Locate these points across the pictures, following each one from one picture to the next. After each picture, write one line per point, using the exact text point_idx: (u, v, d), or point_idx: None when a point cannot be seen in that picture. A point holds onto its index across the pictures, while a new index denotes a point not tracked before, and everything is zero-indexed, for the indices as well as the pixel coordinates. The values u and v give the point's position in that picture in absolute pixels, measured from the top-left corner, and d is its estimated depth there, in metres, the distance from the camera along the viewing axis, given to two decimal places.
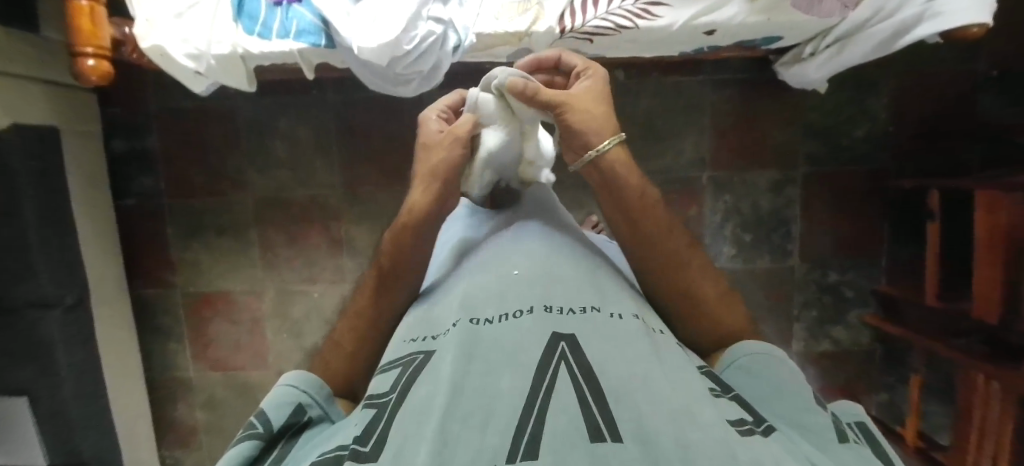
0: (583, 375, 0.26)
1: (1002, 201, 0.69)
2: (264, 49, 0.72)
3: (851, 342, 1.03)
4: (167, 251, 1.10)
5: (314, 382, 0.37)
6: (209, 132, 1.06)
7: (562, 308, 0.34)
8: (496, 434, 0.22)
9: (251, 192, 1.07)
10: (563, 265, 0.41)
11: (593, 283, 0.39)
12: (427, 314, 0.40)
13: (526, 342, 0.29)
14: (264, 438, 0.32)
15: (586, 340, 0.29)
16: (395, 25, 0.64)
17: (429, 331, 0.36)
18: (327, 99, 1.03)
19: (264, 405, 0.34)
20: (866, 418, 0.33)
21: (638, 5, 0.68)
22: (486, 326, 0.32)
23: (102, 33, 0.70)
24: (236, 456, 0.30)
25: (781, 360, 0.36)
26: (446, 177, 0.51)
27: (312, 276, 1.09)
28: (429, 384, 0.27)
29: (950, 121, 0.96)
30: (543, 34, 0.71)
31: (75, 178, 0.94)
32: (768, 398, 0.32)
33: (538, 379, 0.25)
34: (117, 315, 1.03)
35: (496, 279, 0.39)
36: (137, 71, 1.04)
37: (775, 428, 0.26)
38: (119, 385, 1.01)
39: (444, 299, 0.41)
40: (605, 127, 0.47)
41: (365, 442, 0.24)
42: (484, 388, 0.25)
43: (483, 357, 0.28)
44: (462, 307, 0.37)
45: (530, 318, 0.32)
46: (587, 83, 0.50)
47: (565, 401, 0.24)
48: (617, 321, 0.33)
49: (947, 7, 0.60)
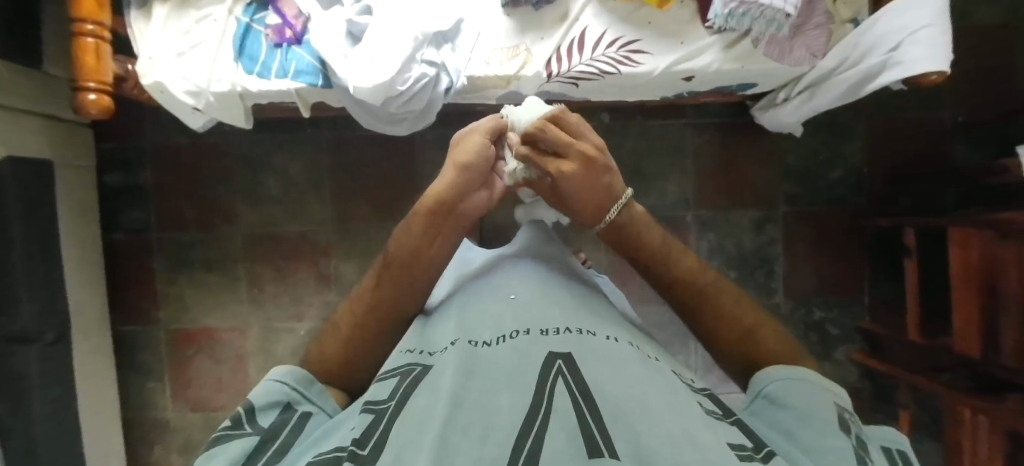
0: (582, 395, 0.26)
1: (974, 237, 0.72)
2: (263, 87, 0.74)
3: (839, 380, 1.03)
4: (153, 285, 1.09)
5: (301, 376, 0.36)
6: (204, 168, 1.07)
7: (559, 330, 0.34)
8: (494, 445, 0.22)
9: (242, 227, 1.08)
10: (560, 293, 0.42)
11: (589, 310, 0.39)
12: (424, 334, 0.41)
13: (525, 361, 0.30)
14: (253, 432, 0.31)
15: (583, 360, 0.30)
16: (389, 67, 0.67)
17: (427, 346, 0.36)
18: (321, 137, 1.06)
19: (247, 402, 0.33)
20: (904, 445, 0.33)
21: (620, 52, 0.72)
22: (484, 345, 0.33)
23: (105, 70, 0.72)
24: (220, 453, 0.28)
25: (805, 383, 0.36)
26: (473, 168, 0.55)
27: (299, 311, 1.08)
28: (427, 395, 0.27)
29: (922, 162, 1.01)
30: (531, 78, 0.74)
31: (65, 212, 0.94)
32: (790, 424, 0.33)
33: (537, 396, 0.26)
34: (98, 351, 1.01)
35: (494, 303, 0.40)
36: (136, 107, 1.07)
37: (773, 453, 0.27)
38: (93, 425, 0.98)
39: (440, 322, 0.41)
40: (585, 216, 0.55)
41: (364, 445, 0.24)
42: (483, 402, 0.26)
43: (482, 374, 0.29)
44: (459, 327, 0.37)
45: (528, 339, 0.32)
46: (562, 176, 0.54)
47: (564, 418, 0.24)
48: (612, 346, 0.33)
49: (907, 56, 0.63)
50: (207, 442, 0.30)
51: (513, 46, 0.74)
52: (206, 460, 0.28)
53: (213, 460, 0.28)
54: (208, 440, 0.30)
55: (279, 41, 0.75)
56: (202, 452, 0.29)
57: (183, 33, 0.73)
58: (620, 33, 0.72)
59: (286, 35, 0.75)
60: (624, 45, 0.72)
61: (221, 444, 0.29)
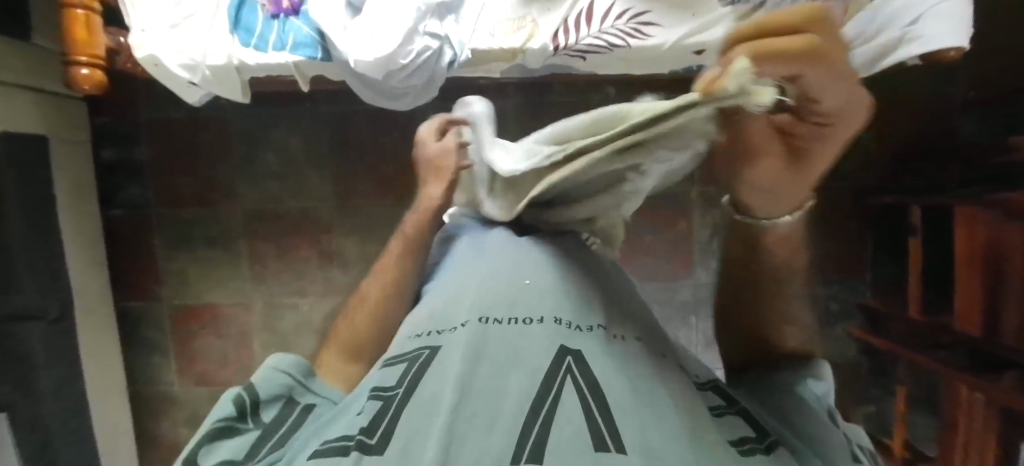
0: (590, 389, 0.26)
1: (981, 216, 0.74)
2: (260, 61, 0.72)
3: (838, 355, 1.04)
4: (154, 261, 1.09)
5: (304, 369, 0.35)
6: (202, 143, 1.05)
7: (572, 321, 0.31)
8: (500, 436, 0.23)
9: (242, 203, 1.07)
10: (578, 273, 0.37)
11: (604, 294, 0.37)
12: (431, 307, 0.38)
13: (532, 351, 0.29)
14: (254, 428, 0.31)
15: (593, 353, 0.29)
16: (392, 40, 0.66)
17: (434, 325, 0.35)
18: (321, 111, 1.04)
19: (251, 393, 0.33)
20: (873, 449, 0.33)
21: (629, 25, 0.70)
22: (495, 329, 0.31)
23: (97, 42, 0.70)
24: (223, 446, 0.30)
25: (813, 378, 0.35)
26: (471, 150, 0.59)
27: (302, 288, 1.08)
28: (437, 382, 0.27)
29: (931, 140, 1.00)
30: (537, 52, 0.72)
31: (61, 188, 0.93)
32: (785, 404, 0.32)
33: (543, 388, 0.26)
34: (101, 327, 1.02)
35: (502, 282, 0.36)
36: (129, 80, 1.04)
37: (776, 444, 0.28)
38: (101, 400, 0.99)
39: (447, 294, 0.38)
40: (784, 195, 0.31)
41: (372, 434, 0.25)
42: (490, 391, 0.26)
43: (491, 362, 0.28)
44: (468, 304, 0.35)
45: (538, 328, 0.30)
46: (819, 132, 0.23)
47: (569, 414, 0.24)
48: (623, 342, 0.31)
49: (927, 31, 0.62)
50: (209, 431, 0.31)
51: (518, 18, 0.72)
52: (208, 454, 0.29)
53: (217, 452, 0.30)
54: (212, 429, 0.31)
55: (275, 12, 0.73)
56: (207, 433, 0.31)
57: (175, 4, 0.70)
58: (629, 5, 0.70)
59: (283, 5, 0.72)
60: (634, 17, 0.70)
61: (224, 441, 0.30)
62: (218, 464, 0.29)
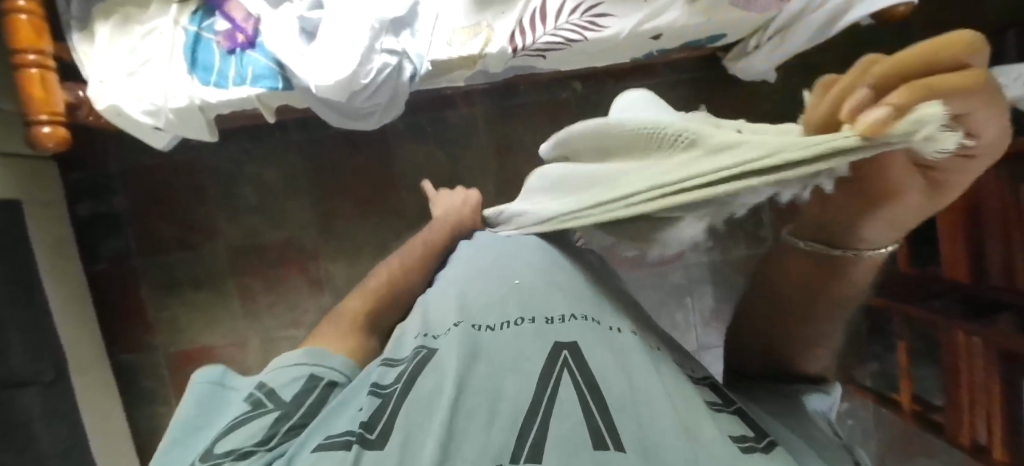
0: (587, 385, 0.26)
1: None
2: (221, 98, 0.71)
3: None
4: (145, 311, 1.08)
5: (315, 354, 0.36)
6: (177, 186, 1.04)
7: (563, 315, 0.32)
8: (502, 431, 0.24)
9: (225, 241, 1.06)
10: (568, 268, 0.37)
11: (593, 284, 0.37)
12: (422, 307, 0.38)
13: (528, 351, 0.29)
14: (275, 408, 0.31)
15: (588, 348, 0.29)
16: (350, 60, 0.65)
17: (428, 326, 0.35)
18: (291, 139, 1.03)
19: (267, 383, 0.34)
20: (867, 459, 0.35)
21: (584, 18, 0.70)
22: (488, 332, 0.31)
23: (56, 100, 0.69)
24: (236, 434, 0.29)
25: (817, 390, 0.38)
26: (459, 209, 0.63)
27: (295, 319, 1.06)
28: (434, 380, 0.28)
29: None
30: (496, 55, 0.72)
31: (41, 249, 0.92)
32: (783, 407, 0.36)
33: (541, 386, 0.26)
34: (98, 383, 1.00)
35: (494, 283, 0.36)
36: (95, 132, 1.03)
37: (775, 442, 0.27)
38: (107, 457, 0.97)
39: (438, 296, 0.38)
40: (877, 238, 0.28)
41: (372, 428, 0.25)
42: (489, 391, 0.27)
43: (487, 362, 0.28)
44: (461, 305, 0.35)
45: (533, 327, 0.31)
46: (955, 167, 0.21)
47: (569, 410, 0.25)
48: (617, 334, 0.31)
49: None
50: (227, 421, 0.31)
51: (472, 25, 0.72)
52: (229, 438, 0.29)
53: (238, 434, 0.29)
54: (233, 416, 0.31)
55: (231, 47, 0.72)
56: (219, 432, 0.31)
57: (130, 51, 0.70)
58: None
59: (238, 39, 0.71)
60: (588, 10, 0.70)
61: (242, 424, 0.30)
62: (240, 445, 0.28)
